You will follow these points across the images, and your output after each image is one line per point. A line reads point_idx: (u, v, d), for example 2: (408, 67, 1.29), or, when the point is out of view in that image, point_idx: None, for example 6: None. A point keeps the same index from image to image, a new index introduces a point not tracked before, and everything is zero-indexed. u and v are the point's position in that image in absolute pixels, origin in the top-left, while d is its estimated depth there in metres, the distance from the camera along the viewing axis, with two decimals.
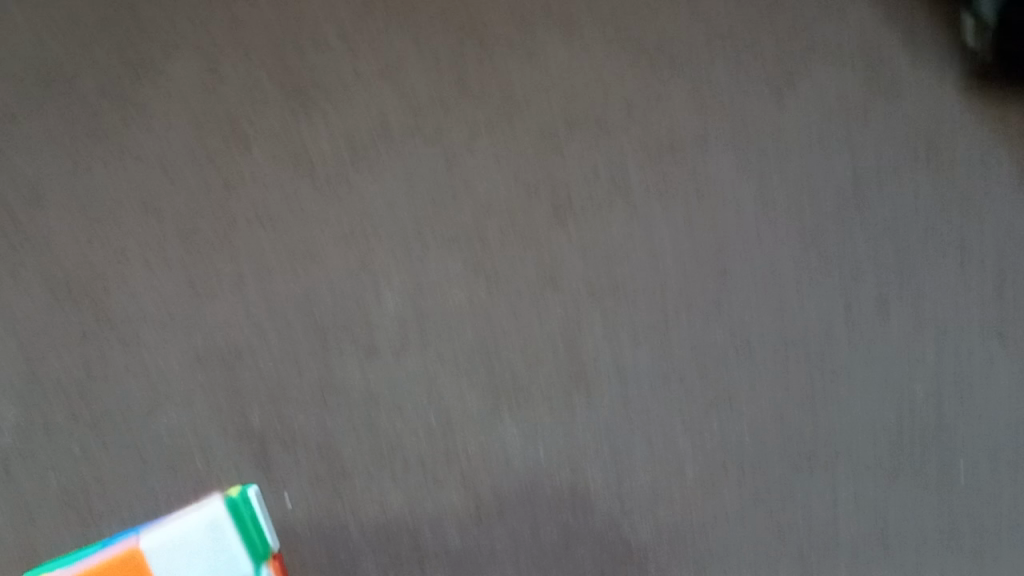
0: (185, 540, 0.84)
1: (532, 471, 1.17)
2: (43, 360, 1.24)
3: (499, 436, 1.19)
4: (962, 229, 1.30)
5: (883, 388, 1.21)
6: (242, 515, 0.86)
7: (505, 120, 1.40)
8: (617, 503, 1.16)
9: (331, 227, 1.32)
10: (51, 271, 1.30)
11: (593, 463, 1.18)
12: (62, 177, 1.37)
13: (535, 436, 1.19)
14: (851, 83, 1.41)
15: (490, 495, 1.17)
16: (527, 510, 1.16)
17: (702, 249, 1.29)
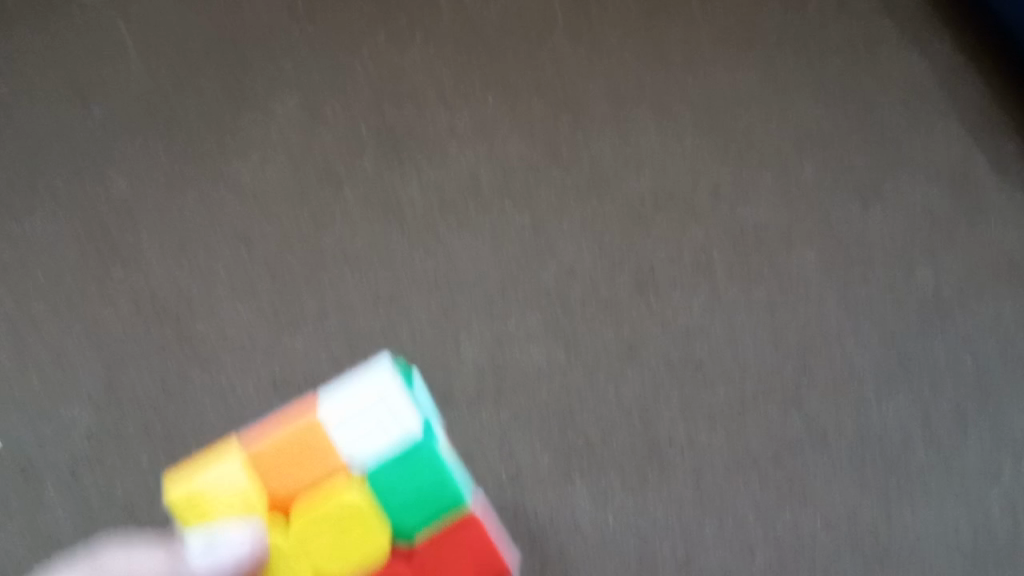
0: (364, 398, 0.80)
1: (541, 494, 1.17)
2: (127, 377, 1.30)
3: (526, 460, 1.20)
4: (999, 262, 1.27)
5: (965, 496, 1.13)
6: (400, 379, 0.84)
7: (550, 159, 1.41)
8: (616, 528, 1.15)
9: (414, 281, 1.33)
10: (134, 288, 1.37)
11: (612, 482, 1.17)
12: (150, 196, 1.44)
13: (559, 462, 1.19)
14: (893, 118, 1.39)
15: (525, 512, 1.16)
16: (548, 535, 1.15)
17: (784, 314, 1.26)
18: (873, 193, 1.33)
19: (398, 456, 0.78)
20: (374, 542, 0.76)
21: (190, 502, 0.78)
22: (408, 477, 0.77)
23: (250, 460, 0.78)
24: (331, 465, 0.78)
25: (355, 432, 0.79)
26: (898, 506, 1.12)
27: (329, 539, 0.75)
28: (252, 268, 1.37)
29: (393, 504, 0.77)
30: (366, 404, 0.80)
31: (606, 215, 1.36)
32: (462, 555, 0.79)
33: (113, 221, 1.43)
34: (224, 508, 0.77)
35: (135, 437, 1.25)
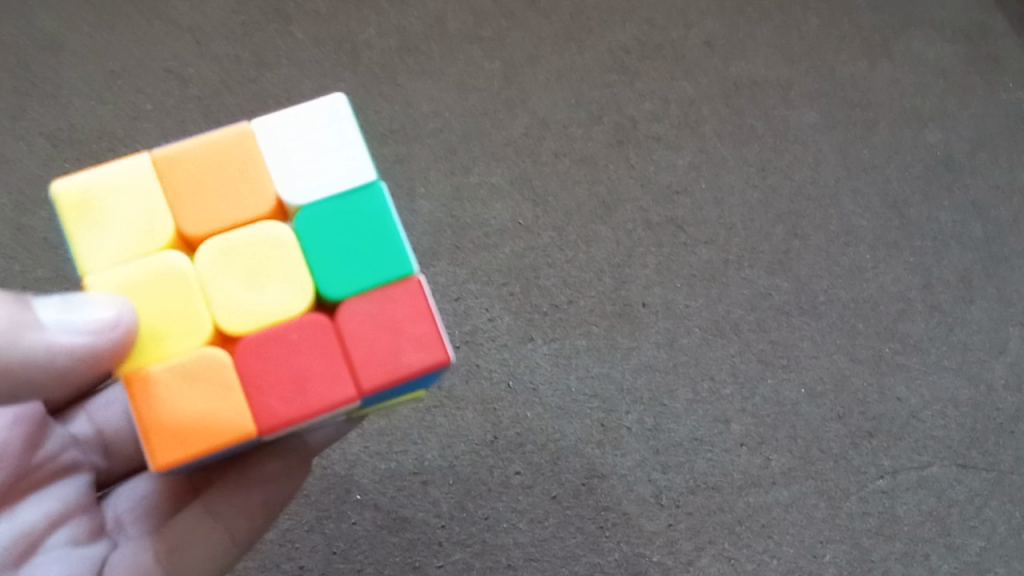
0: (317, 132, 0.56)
1: (499, 366, 1.02)
2: (37, 219, 1.10)
3: (483, 325, 1.04)
4: (984, 159, 1.22)
5: (963, 370, 1.10)
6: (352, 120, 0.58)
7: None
8: (570, 403, 1.02)
9: (366, 127, 1.15)
10: (28, 115, 1.14)
11: (579, 357, 1.04)
12: (45, 6, 1.18)
13: (519, 333, 1.04)
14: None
15: (477, 383, 1.01)
16: (500, 410, 1.01)
17: (777, 176, 1.17)
18: (881, 55, 1.26)
19: (343, 205, 0.55)
20: (294, 301, 0.54)
21: (83, 204, 0.54)
22: (354, 232, 0.55)
23: (160, 169, 0.54)
24: (260, 207, 0.55)
25: (294, 168, 0.55)
26: (893, 379, 1.08)
27: (247, 294, 0.54)
28: (185, 108, 1.16)
29: (324, 262, 0.54)
30: (311, 135, 0.56)
31: (587, 65, 1.21)
32: (390, 334, 0.54)
33: (31, 51, 1.17)
34: (120, 226, 0.54)
35: (46, 283, 1.07)
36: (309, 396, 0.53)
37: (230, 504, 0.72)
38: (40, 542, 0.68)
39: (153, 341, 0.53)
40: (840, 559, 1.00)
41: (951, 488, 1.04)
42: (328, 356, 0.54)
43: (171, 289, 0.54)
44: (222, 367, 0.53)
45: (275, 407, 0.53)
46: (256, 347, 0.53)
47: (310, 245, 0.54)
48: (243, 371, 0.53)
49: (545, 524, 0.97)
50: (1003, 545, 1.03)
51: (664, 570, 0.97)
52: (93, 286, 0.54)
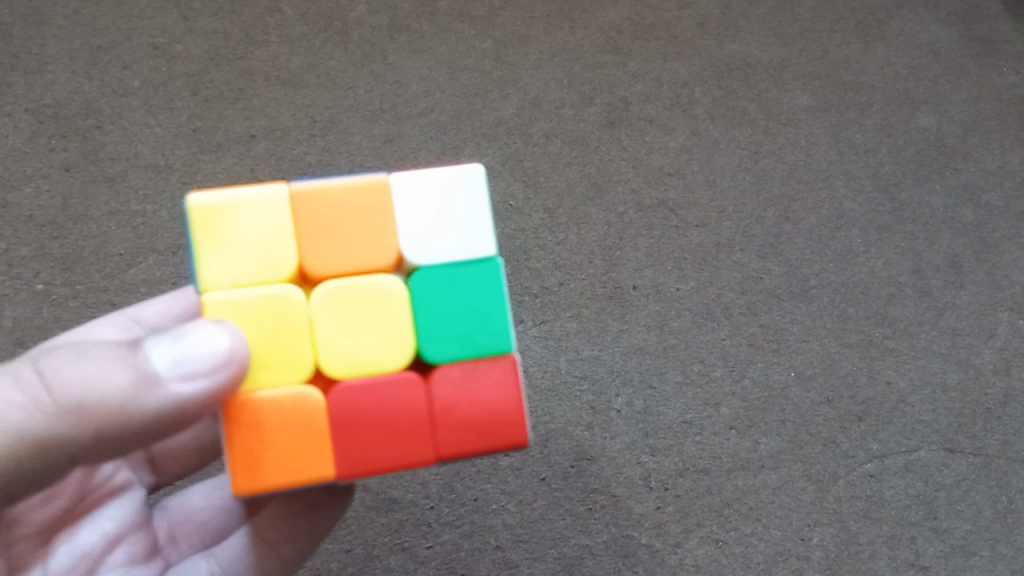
0: (450, 200, 0.55)
1: None
2: (23, 197, 1.08)
3: None
4: (975, 144, 1.22)
5: (952, 354, 1.10)
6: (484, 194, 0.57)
7: None
8: (561, 384, 1.02)
9: (356, 105, 1.14)
10: (9, 90, 1.11)
11: (571, 338, 1.03)
12: None
13: (510, 314, 1.03)
14: None
15: None
16: None
17: (769, 159, 1.17)
18: (875, 38, 1.26)
19: (464, 271, 0.54)
20: (394, 358, 0.54)
21: (215, 220, 0.52)
22: (467, 301, 0.54)
23: (295, 204, 0.53)
24: (380, 260, 0.54)
25: (423, 229, 0.54)
26: (882, 363, 1.08)
27: (354, 346, 0.53)
28: (172, 85, 1.14)
29: (431, 326, 0.54)
30: (446, 204, 0.54)
31: (579, 45, 1.20)
32: (477, 411, 0.54)
33: (16, 25, 1.13)
34: (246, 253, 0.53)
35: (32, 261, 1.05)
36: (391, 453, 0.53)
37: (274, 530, 0.73)
38: (99, 562, 0.68)
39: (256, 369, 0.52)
40: (826, 542, 1.00)
41: (938, 470, 1.05)
42: (412, 416, 0.53)
43: (286, 322, 0.52)
44: (315, 419, 0.52)
45: (358, 462, 0.53)
46: (353, 397, 0.53)
47: (422, 307, 0.54)
48: (333, 419, 0.52)
49: (534, 506, 0.96)
50: (989, 528, 1.03)
51: (653, 552, 0.97)
52: (207, 306, 0.52)
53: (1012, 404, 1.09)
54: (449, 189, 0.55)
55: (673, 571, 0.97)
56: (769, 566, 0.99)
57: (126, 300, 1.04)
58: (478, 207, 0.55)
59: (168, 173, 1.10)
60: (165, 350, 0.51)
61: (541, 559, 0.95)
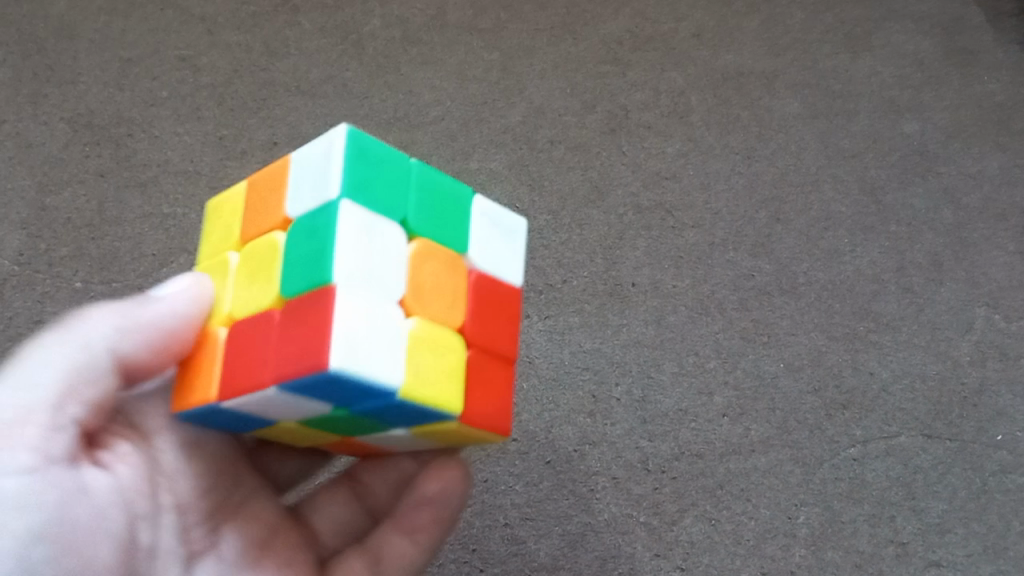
0: (316, 163, 0.55)
1: None
2: (60, 200, 1.13)
3: None
4: (954, 148, 1.29)
5: (931, 347, 1.17)
6: (370, 156, 0.55)
7: None
8: (565, 374, 1.09)
9: (372, 114, 1.21)
10: (46, 100, 1.18)
11: (576, 332, 1.11)
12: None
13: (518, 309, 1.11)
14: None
15: None
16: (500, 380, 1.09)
17: (761, 163, 1.24)
18: (862, 49, 1.34)
19: (313, 220, 0.53)
20: (267, 299, 0.55)
21: (212, 214, 0.64)
22: (309, 246, 0.52)
23: (246, 188, 0.61)
24: (274, 218, 0.57)
25: (296, 192, 0.56)
26: (866, 355, 1.15)
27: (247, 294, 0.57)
28: (199, 95, 1.21)
29: (286, 269, 0.54)
30: (311, 158, 0.55)
31: (581, 56, 1.27)
32: (293, 344, 0.50)
33: (50, 39, 1.22)
34: (219, 235, 0.63)
35: (69, 261, 1.10)
36: (242, 382, 0.54)
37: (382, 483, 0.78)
38: None
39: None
40: (813, 521, 1.06)
41: (919, 454, 1.11)
42: (263, 347, 0.53)
43: (215, 283, 0.60)
44: (212, 351, 0.58)
45: (223, 390, 0.55)
46: (234, 333, 0.56)
47: (285, 254, 0.54)
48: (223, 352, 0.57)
49: (540, 487, 1.03)
50: (964, 508, 1.09)
51: (650, 529, 1.03)
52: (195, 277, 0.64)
53: (987, 393, 1.16)
54: (318, 153, 0.55)
55: (669, 548, 1.02)
56: (759, 542, 1.04)
57: None
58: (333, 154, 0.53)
59: (197, 178, 1.16)
60: (155, 296, 0.61)
61: (546, 536, 1.01)
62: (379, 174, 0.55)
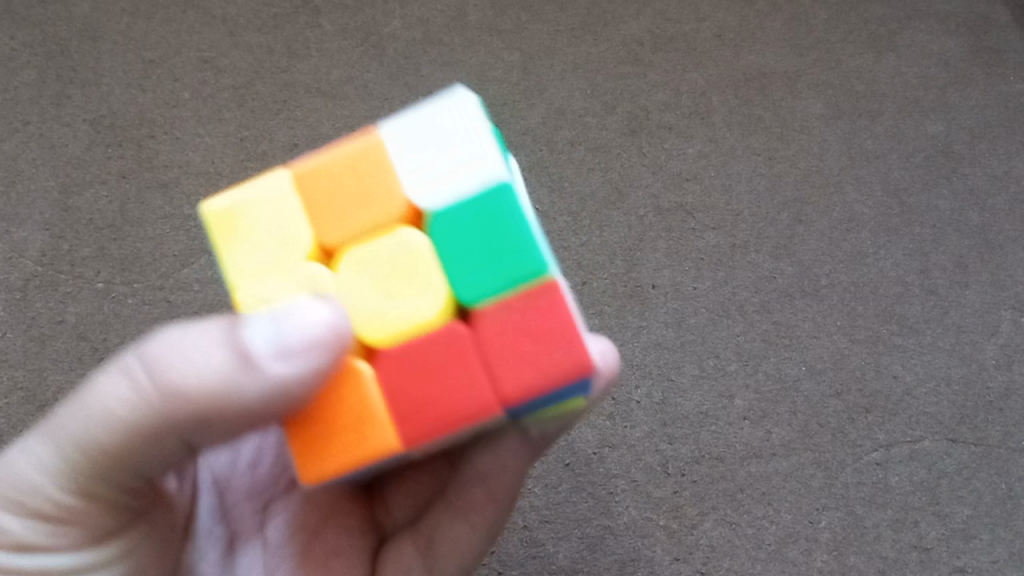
0: (450, 137, 0.50)
1: None
2: (83, 201, 1.14)
3: None
4: (980, 149, 1.27)
5: (955, 350, 1.16)
6: (490, 127, 0.52)
7: None
8: None
9: (391, 114, 1.21)
10: (68, 103, 1.19)
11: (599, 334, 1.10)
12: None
13: None
14: None
15: None
16: None
17: (783, 164, 1.23)
18: (887, 48, 1.33)
19: (483, 205, 0.48)
20: (431, 308, 0.48)
21: (229, 224, 0.50)
22: (483, 238, 0.48)
23: (302, 183, 0.50)
24: (392, 212, 0.49)
25: (426, 172, 0.49)
26: (889, 358, 1.14)
27: (392, 307, 0.48)
28: (221, 97, 1.21)
29: (459, 263, 0.48)
30: (441, 129, 0.50)
31: (602, 56, 1.27)
32: (531, 343, 0.48)
33: (74, 41, 1.22)
34: (263, 246, 0.50)
35: (91, 261, 1.11)
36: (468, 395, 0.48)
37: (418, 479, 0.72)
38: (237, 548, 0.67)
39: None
40: (834, 525, 1.06)
41: (945, 458, 1.10)
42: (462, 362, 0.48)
43: None
44: (369, 380, 0.49)
45: (422, 423, 0.48)
46: (394, 359, 0.48)
47: (446, 243, 0.48)
48: (383, 380, 0.48)
49: (559, 489, 1.03)
50: (989, 513, 1.08)
51: (670, 533, 1.03)
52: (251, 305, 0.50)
53: (1014, 397, 1.14)
54: (443, 131, 0.50)
55: (689, 551, 1.03)
56: (780, 547, 1.04)
57: (180, 298, 1.10)
58: (470, 126, 0.50)
59: (217, 180, 1.16)
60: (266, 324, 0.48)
61: (565, 538, 1.02)
62: (496, 144, 0.53)
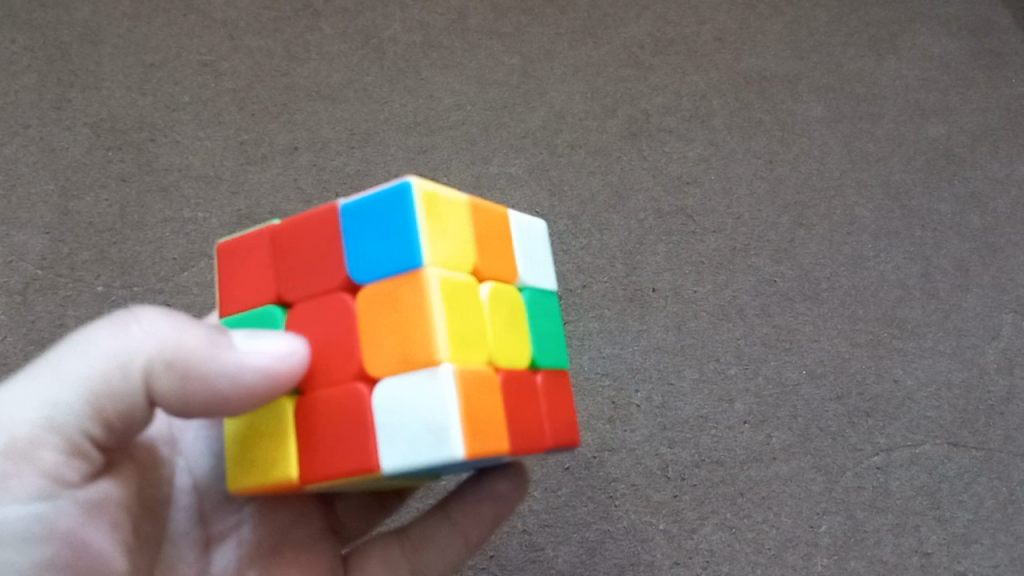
0: (531, 245, 0.66)
1: None
2: (83, 205, 1.14)
3: None
4: (980, 152, 1.27)
5: (956, 354, 1.16)
6: None
7: None
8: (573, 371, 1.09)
9: (391, 118, 1.21)
10: (68, 107, 1.19)
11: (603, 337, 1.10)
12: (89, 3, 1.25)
13: None
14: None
15: None
16: None
17: (784, 167, 1.22)
18: (888, 52, 1.33)
19: (542, 303, 0.66)
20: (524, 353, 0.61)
21: (434, 207, 0.56)
22: (544, 323, 0.65)
23: (474, 213, 0.60)
24: (509, 275, 0.63)
25: (526, 259, 0.65)
26: (890, 362, 1.14)
27: (509, 340, 0.60)
28: (221, 100, 1.21)
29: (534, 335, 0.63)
30: (529, 237, 0.66)
31: (602, 59, 1.27)
32: (562, 415, 0.64)
33: (75, 45, 1.22)
34: (452, 240, 0.57)
35: (91, 265, 1.11)
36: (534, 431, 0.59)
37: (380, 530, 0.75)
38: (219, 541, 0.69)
39: (409, 353, 0.53)
40: (835, 529, 1.05)
41: (946, 462, 1.10)
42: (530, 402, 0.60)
43: (473, 309, 0.56)
44: (498, 390, 0.56)
45: (521, 439, 0.57)
46: (510, 379, 0.58)
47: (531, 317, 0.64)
48: (505, 392, 0.57)
49: (559, 493, 1.03)
50: (991, 518, 1.08)
51: (670, 537, 1.02)
52: (437, 278, 0.54)
53: (1015, 401, 1.14)
54: (531, 239, 0.67)
55: (688, 556, 1.02)
56: (780, 551, 1.03)
57: (180, 301, 1.09)
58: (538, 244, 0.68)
59: (217, 183, 1.16)
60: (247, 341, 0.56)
61: (565, 542, 1.01)
62: None
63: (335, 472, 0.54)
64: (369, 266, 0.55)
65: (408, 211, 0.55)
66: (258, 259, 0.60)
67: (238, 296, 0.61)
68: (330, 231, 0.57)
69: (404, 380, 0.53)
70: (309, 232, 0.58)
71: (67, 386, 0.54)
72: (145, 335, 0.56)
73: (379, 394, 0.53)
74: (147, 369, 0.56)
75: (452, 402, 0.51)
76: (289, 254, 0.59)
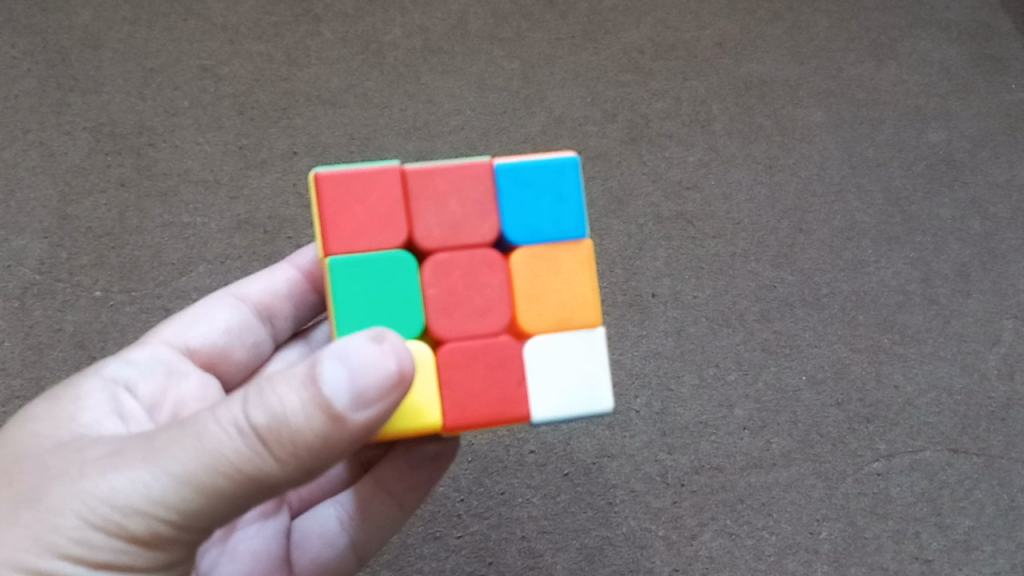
0: None
1: None
2: (83, 209, 1.14)
3: None
4: (981, 158, 1.28)
5: (957, 360, 1.16)
6: None
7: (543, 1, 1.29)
8: None
9: (391, 124, 1.21)
10: (67, 112, 1.18)
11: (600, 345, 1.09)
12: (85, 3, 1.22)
13: None
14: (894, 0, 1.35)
15: None
16: None
17: (784, 173, 1.22)
18: (888, 57, 1.32)
19: None
20: None
21: None
22: None
23: None
24: None
25: None
26: (890, 368, 1.14)
27: None
28: (220, 105, 1.20)
29: None
30: None
31: (603, 64, 1.26)
32: None
33: (74, 49, 1.20)
34: None
35: (90, 269, 1.11)
36: None
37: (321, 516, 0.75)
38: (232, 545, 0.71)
39: (567, 316, 0.58)
40: (834, 536, 1.06)
41: (947, 468, 1.10)
42: None
43: None
44: None
45: None
46: None
47: None
48: None
49: (558, 499, 1.02)
50: (991, 525, 1.09)
51: (669, 543, 1.03)
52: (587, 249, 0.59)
53: (1016, 408, 1.15)
54: None
55: (687, 562, 1.03)
56: (779, 558, 1.04)
57: (180, 306, 1.11)
58: None
59: (216, 188, 1.16)
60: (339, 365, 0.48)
61: (564, 549, 1.01)
62: None
63: (482, 421, 0.56)
64: (527, 228, 0.58)
65: (572, 183, 0.58)
66: (381, 194, 0.56)
67: (348, 232, 0.56)
68: (478, 186, 0.57)
69: (558, 341, 0.58)
70: (454, 184, 0.57)
71: (174, 481, 0.47)
72: (245, 428, 0.47)
73: (532, 349, 0.57)
74: (243, 470, 0.48)
75: (604, 365, 0.58)
76: (426, 200, 0.56)
